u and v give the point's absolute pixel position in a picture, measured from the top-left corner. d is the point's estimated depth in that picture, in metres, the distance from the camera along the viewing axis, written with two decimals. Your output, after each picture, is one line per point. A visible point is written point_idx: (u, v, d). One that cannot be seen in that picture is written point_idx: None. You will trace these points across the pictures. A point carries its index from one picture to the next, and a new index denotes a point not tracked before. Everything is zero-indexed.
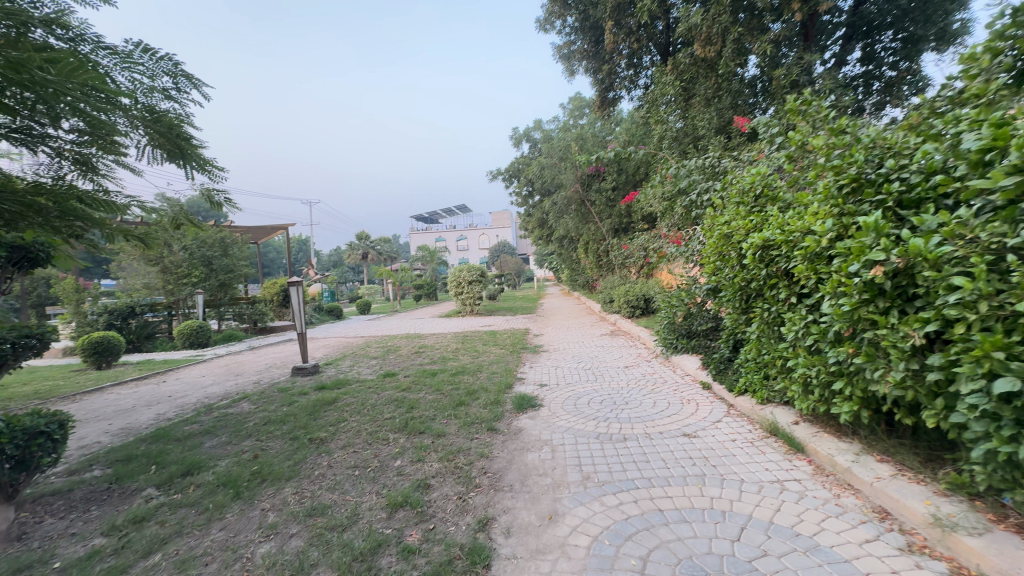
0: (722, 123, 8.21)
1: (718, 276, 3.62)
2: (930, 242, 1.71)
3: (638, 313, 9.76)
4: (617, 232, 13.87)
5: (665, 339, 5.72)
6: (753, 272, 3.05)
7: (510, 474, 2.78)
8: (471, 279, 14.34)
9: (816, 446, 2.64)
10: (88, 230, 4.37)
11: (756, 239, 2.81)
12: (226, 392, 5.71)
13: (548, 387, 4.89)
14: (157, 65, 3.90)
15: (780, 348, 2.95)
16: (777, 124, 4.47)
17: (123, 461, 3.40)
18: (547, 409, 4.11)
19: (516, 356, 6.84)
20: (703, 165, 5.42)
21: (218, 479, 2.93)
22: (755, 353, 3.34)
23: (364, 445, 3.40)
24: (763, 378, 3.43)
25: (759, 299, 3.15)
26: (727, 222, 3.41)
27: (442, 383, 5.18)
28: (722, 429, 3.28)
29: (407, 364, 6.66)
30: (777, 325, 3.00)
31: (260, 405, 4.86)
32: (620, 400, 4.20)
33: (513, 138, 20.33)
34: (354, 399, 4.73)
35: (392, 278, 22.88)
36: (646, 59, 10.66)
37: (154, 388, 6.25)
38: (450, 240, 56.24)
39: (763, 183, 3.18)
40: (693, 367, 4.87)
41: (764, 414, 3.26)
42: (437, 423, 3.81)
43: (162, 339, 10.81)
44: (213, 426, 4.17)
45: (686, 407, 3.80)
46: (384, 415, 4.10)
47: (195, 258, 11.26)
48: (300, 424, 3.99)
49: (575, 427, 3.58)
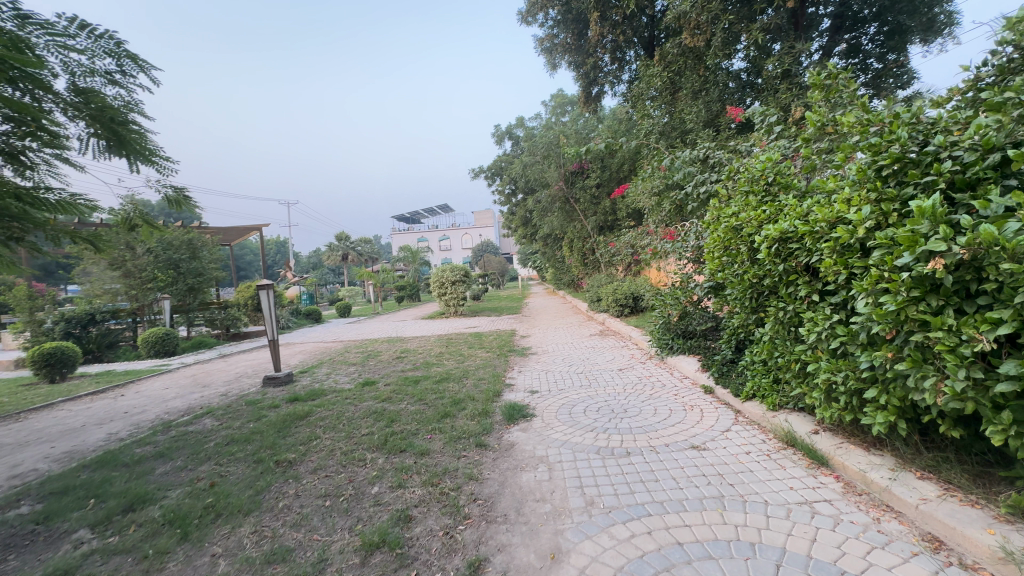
0: (710, 116, 7.97)
1: (724, 273, 3.34)
2: (1007, 228, 1.44)
3: (626, 312, 9.51)
4: (602, 229, 13.62)
5: (661, 340, 5.46)
6: (766, 268, 2.77)
7: (504, 501, 2.44)
8: (455, 280, 13.94)
9: (845, 461, 2.37)
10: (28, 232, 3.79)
11: (773, 230, 2.53)
12: (189, 407, 5.25)
13: (540, 394, 4.56)
14: (95, 44, 3.45)
15: (798, 351, 2.68)
16: (775, 113, 4.27)
17: (58, 494, 2.96)
18: (540, 419, 3.79)
19: (504, 359, 6.50)
20: (696, 157, 5.09)
21: (164, 517, 2.52)
22: (767, 356, 3.07)
23: (337, 468, 3.03)
24: (773, 383, 3.18)
25: (772, 297, 2.88)
26: (734, 214, 3.13)
27: (426, 392, 4.81)
28: (732, 439, 3.00)
29: (389, 371, 6.27)
30: (793, 324, 2.74)
31: (225, 421, 4.42)
32: (619, 407, 3.90)
33: (495, 135, 19.97)
34: (330, 412, 4.34)
35: (373, 279, 22.28)
36: (630, 53, 10.43)
37: (109, 403, 5.72)
38: (432, 240, 55.56)
39: (775, 170, 2.91)
40: (692, 369, 4.61)
41: (777, 422, 3.00)
42: (419, 439, 3.44)
43: (125, 348, 10.16)
44: (169, 448, 3.73)
45: (691, 415, 3.52)
46: (362, 431, 3.72)
47: (159, 262, 10.49)
48: (267, 444, 3.59)
49: (572, 441, 3.26)
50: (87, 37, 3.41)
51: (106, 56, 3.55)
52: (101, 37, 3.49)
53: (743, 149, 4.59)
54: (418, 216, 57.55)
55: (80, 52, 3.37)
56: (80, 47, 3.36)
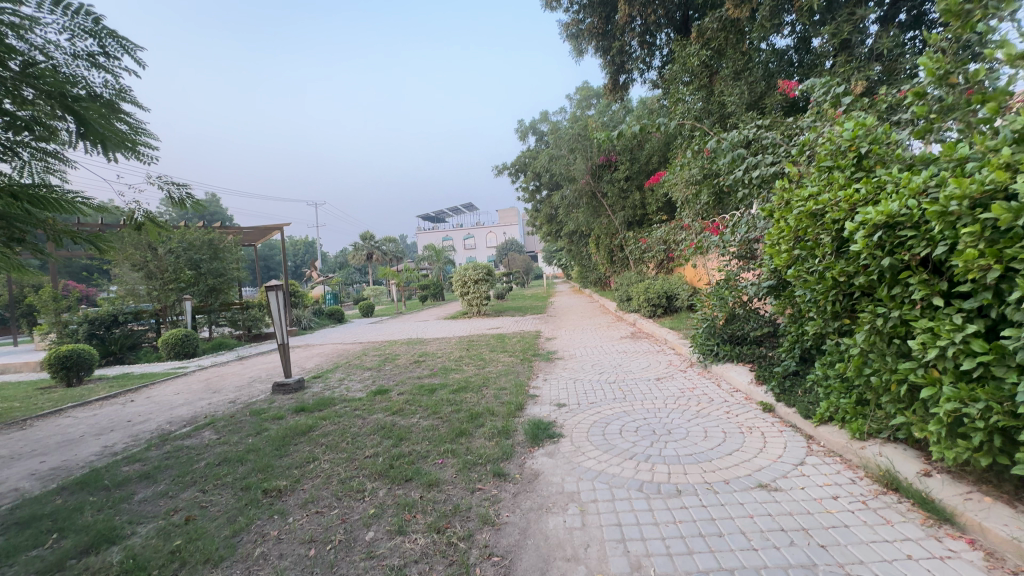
0: (753, 98, 7.23)
1: (794, 269, 2.71)
2: None
3: (660, 312, 8.85)
4: (631, 224, 12.89)
5: (703, 346, 4.87)
6: (860, 262, 2.15)
7: (526, 560, 1.94)
8: (478, 278, 13.53)
9: (986, 524, 1.76)
10: (29, 230, 3.50)
11: (878, 212, 1.93)
12: (193, 416, 4.95)
13: (568, 408, 4.03)
14: (72, 23, 3.10)
15: (904, 370, 2.07)
16: (841, 82, 3.68)
17: (21, 525, 2.62)
18: (569, 440, 3.27)
19: (528, 365, 5.98)
20: (746, 138, 4.30)
21: (122, 565, 2.12)
22: (854, 373, 2.46)
23: (331, 502, 2.59)
24: (860, 406, 2.57)
25: (865, 298, 2.26)
26: (811, 196, 2.52)
27: (441, 405, 4.33)
28: (811, 478, 2.41)
29: (404, 377, 5.86)
30: (897, 335, 2.13)
31: (225, 435, 4.07)
32: (662, 427, 3.34)
33: (518, 131, 19.40)
34: (335, 427, 3.92)
35: (397, 279, 22.09)
36: (661, 37, 9.76)
37: (117, 410, 5.49)
38: (456, 239, 55.37)
39: (870, 136, 2.30)
40: (744, 381, 4.00)
41: (869, 457, 2.39)
42: (429, 466, 2.97)
43: (147, 349, 10.08)
44: (158, 468, 3.39)
45: (752, 442, 2.93)
46: (365, 453, 3.27)
47: (181, 262, 10.41)
48: (260, 465, 3.19)
49: (608, 473, 2.71)
50: (62, 15, 3.05)
51: (87, 36, 3.20)
52: (78, 15, 3.13)
53: (803, 125, 3.84)
54: (442, 215, 57.51)
55: (56, 33, 3.02)
56: (54, 25, 3.00)
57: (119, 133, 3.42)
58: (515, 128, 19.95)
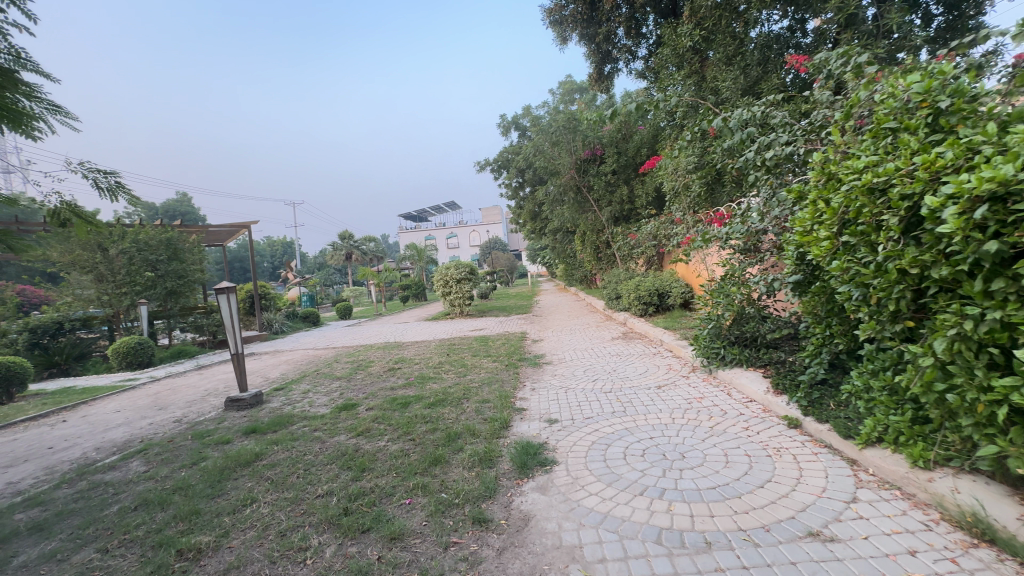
0: (748, 83, 6.71)
1: (840, 259, 2.18)
2: None
3: (651, 310, 8.38)
4: (617, 220, 12.40)
5: (707, 348, 4.40)
6: (948, 244, 1.64)
7: None
8: (460, 277, 12.91)
9: None
10: None
11: (983, 179, 1.44)
12: (128, 439, 4.27)
13: (561, 425, 3.47)
14: None
15: (1004, 388, 1.59)
16: (866, 49, 3.22)
17: None
18: (565, 470, 2.71)
19: (514, 372, 5.42)
20: (754, 116, 3.79)
21: None
22: (921, 389, 1.97)
23: (261, 568, 2.00)
24: (923, 429, 2.09)
25: (947, 293, 1.76)
26: (864, 166, 2.03)
27: (415, 423, 3.73)
28: (872, 522, 1.92)
29: (376, 388, 5.24)
30: (991, 342, 1.65)
31: (156, 466, 3.42)
32: (675, 451, 2.81)
33: (501, 125, 18.81)
34: (288, 455, 3.31)
35: (377, 280, 21.25)
36: (649, 24, 9.23)
37: (42, 433, 4.75)
38: (439, 239, 54.58)
39: (950, 89, 1.83)
40: (760, 390, 3.52)
41: (942, 495, 1.91)
42: (393, 509, 2.39)
43: (97, 359, 9.22)
44: (59, 514, 2.74)
45: (787, 471, 2.42)
46: (316, 492, 2.67)
47: (136, 263, 9.51)
48: (184, 511, 2.57)
49: (616, 516, 2.17)
50: None
51: None
52: None
53: (823, 99, 3.35)
54: (425, 215, 56.55)
55: None
56: None
57: (20, 106, 2.76)
58: (497, 123, 19.29)
